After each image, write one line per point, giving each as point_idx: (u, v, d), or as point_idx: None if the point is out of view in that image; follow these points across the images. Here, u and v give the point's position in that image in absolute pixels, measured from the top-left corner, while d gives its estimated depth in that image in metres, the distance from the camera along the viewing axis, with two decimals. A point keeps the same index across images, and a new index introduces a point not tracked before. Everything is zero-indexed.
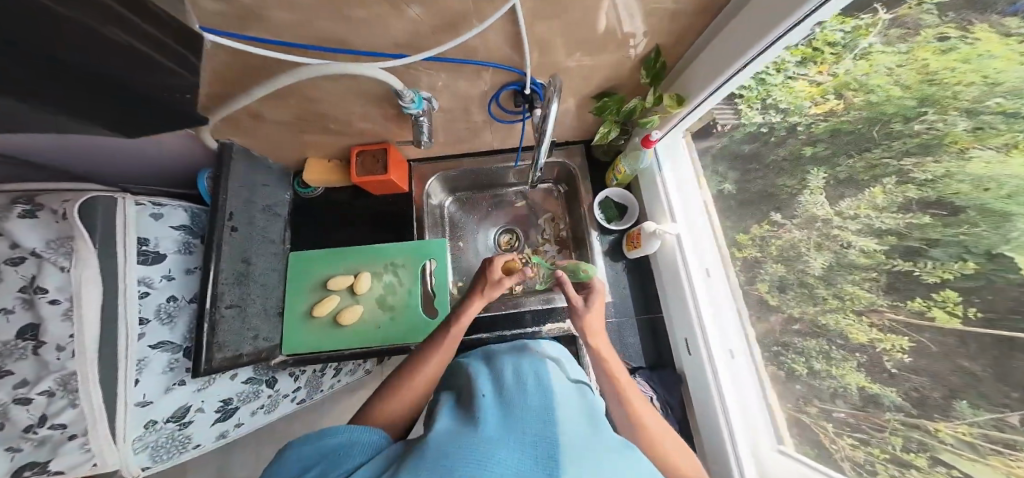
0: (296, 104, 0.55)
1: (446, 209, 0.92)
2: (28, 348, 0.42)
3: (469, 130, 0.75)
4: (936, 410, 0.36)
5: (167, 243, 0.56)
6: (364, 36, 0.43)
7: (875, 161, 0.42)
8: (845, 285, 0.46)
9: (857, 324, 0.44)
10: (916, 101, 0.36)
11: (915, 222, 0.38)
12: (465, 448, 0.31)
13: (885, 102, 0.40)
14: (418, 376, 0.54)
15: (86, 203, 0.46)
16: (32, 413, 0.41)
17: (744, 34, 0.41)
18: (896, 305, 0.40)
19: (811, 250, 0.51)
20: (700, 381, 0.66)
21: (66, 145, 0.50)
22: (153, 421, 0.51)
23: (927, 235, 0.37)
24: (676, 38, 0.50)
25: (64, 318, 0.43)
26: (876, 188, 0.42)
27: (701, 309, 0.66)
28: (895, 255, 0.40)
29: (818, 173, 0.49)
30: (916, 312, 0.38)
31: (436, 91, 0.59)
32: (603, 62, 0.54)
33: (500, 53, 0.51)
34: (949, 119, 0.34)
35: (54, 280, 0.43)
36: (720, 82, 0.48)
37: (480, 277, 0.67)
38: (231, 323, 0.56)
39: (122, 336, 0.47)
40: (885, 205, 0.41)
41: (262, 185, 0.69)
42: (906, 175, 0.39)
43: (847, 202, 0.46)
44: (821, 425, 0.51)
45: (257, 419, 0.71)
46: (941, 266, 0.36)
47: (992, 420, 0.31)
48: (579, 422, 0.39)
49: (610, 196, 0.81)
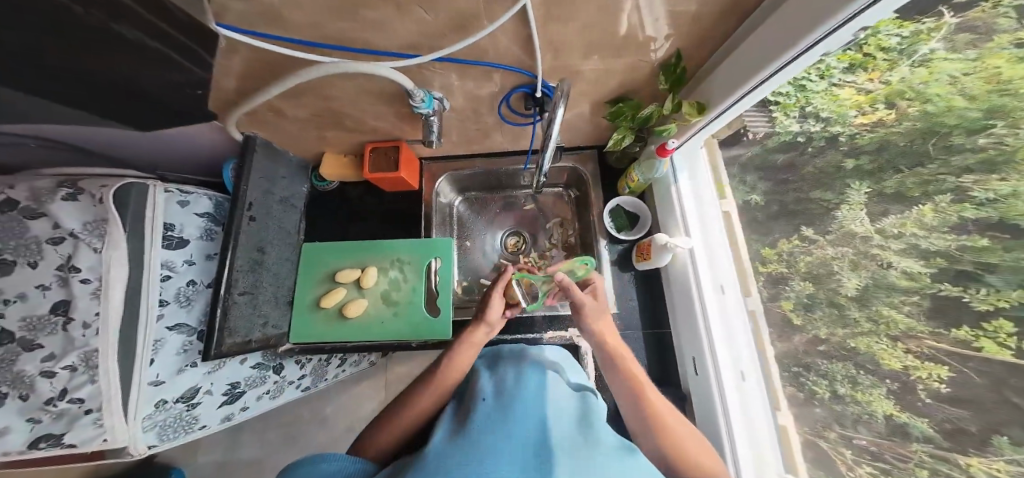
0: (313, 101, 0.57)
1: (455, 208, 0.92)
2: (59, 323, 0.46)
3: (480, 131, 0.74)
4: (972, 444, 0.33)
5: (191, 229, 0.59)
6: (375, 35, 0.43)
7: (930, 177, 0.37)
8: (881, 307, 0.42)
9: (890, 351, 0.41)
10: (983, 113, 0.31)
11: (969, 244, 0.33)
12: (466, 458, 0.32)
13: (944, 113, 0.35)
14: (407, 409, 0.55)
15: (121, 189, 0.50)
16: (54, 386, 0.45)
17: (776, 37, 0.37)
18: (937, 333, 0.36)
19: (845, 269, 0.47)
20: (707, 402, 0.63)
21: (100, 136, 0.54)
22: (164, 400, 0.54)
23: (982, 259, 0.33)
24: (698, 41, 0.47)
25: (92, 296, 0.46)
26: (926, 206, 0.38)
27: (712, 331, 0.63)
28: (943, 279, 0.36)
29: (860, 187, 0.45)
30: (962, 341, 0.34)
31: (446, 91, 0.59)
32: (619, 65, 0.52)
33: (511, 55, 0.50)
34: (1021, 133, 0.29)
35: (86, 260, 0.47)
36: (741, 92, 0.46)
37: (483, 308, 0.66)
38: (243, 309, 0.59)
39: (143, 316, 0.51)
40: (936, 223, 0.37)
41: (281, 178, 0.72)
42: (963, 193, 0.34)
43: (891, 219, 0.42)
44: (840, 452, 0.48)
45: (261, 403, 0.74)
46: (996, 294, 0.31)
47: None
48: (574, 430, 0.41)
49: (621, 204, 0.79)
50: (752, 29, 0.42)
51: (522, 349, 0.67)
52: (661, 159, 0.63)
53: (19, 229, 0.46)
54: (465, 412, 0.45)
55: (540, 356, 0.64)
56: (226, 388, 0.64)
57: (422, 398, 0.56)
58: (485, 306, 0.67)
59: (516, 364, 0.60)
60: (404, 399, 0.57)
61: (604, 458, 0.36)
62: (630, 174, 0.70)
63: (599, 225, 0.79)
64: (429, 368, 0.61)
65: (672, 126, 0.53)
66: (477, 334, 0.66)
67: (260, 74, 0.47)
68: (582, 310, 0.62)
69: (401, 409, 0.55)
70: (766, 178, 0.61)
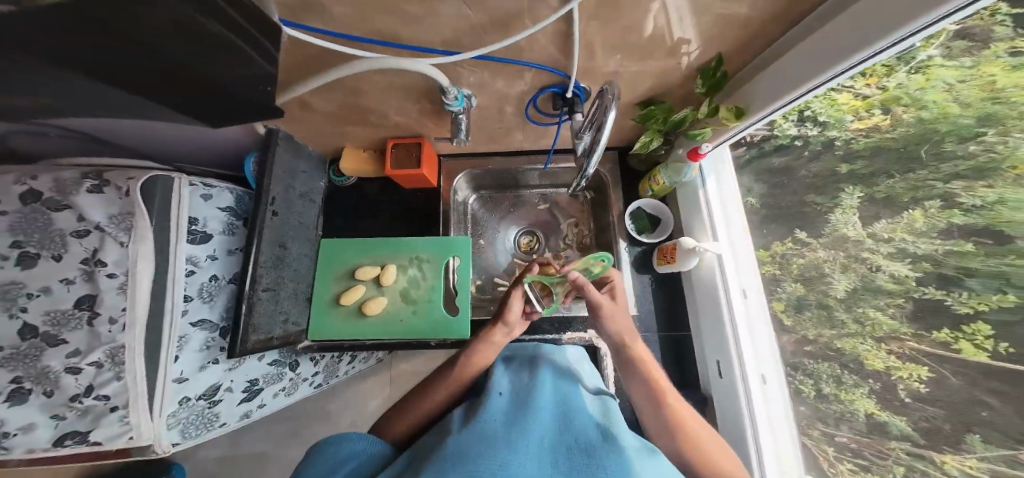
0: (341, 95, 0.56)
1: (470, 206, 0.91)
2: (83, 318, 0.46)
3: (502, 129, 0.73)
4: (945, 442, 0.40)
5: (214, 223, 0.59)
6: (414, 30, 0.42)
7: (920, 183, 0.43)
8: (867, 309, 0.49)
9: (875, 351, 0.48)
10: (975, 120, 0.37)
11: (954, 249, 0.39)
12: (485, 448, 0.36)
13: (939, 119, 0.40)
14: (422, 404, 0.58)
15: (148, 181, 0.51)
16: (81, 382, 0.45)
17: (839, 42, 0.36)
18: (919, 334, 0.43)
19: (836, 271, 0.54)
20: (731, 404, 0.63)
21: (115, 129, 0.52)
22: (187, 398, 0.54)
23: (965, 264, 0.38)
24: (738, 46, 0.47)
25: (119, 291, 0.47)
26: (915, 212, 0.43)
27: (739, 333, 0.63)
28: (927, 283, 0.42)
29: (853, 192, 0.51)
30: (941, 342, 0.40)
31: (475, 88, 0.58)
32: (651, 68, 0.52)
33: (547, 54, 0.49)
34: (1011, 141, 0.34)
35: (112, 255, 0.47)
36: (789, 99, 0.45)
37: (503, 310, 0.66)
38: (266, 305, 0.59)
39: (167, 313, 0.51)
40: (924, 229, 0.42)
41: (302, 172, 0.71)
42: (951, 199, 0.40)
43: (881, 224, 0.47)
44: (823, 449, 0.56)
45: (277, 401, 0.74)
46: (976, 297, 0.37)
47: (1003, 456, 0.34)
48: (587, 432, 0.44)
49: (642, 206, 0.79)
50: (801, 36, 0.43)
51: (536, 347, 0.70)
52: (692, 163, 0.63)
53: (43, 221, 0.46)
54: (480, 406, 0.48)
55: (551, 360, 0.66)
56: (245, 385, 0.64)
57: (435, 395, 0.59)
58: (505, 307, 0.66)
59: (533, 366, 0.62)
60: (418, 393, 0.61)
61: (617, 454, 0.38)
62: (656, 177, 0.70)
63: (619, 227, 0.79)
64: (444, 367, 0.65)
65: (709, 131, 0.54)
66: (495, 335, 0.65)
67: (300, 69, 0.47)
68: (604, 314, 0.60)
69: (415, 403, 0.59)
70: (762, 181, 0.68)
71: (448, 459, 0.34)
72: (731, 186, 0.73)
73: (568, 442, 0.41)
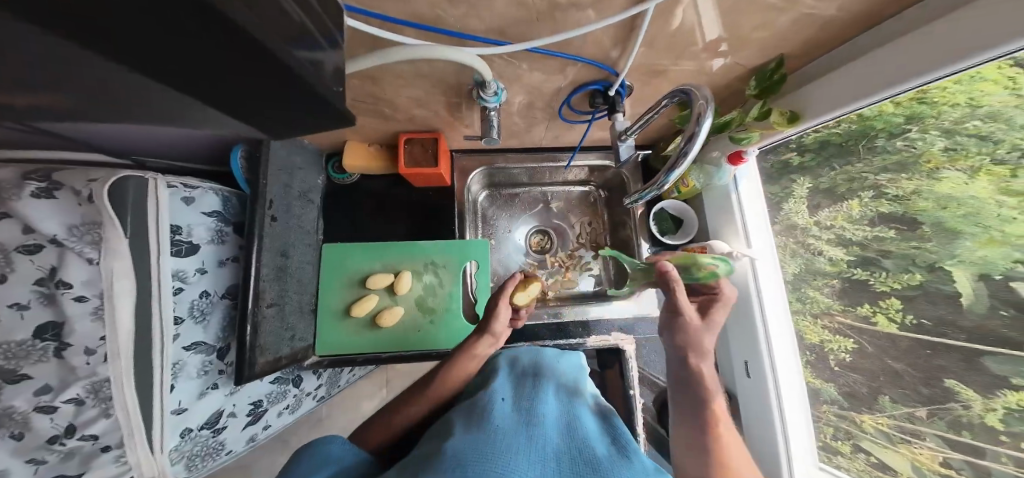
0: (358, 85, 0.49)
1: (480, 203, 0.84)
2: (49, 349, 0.39)
3: (526, 124, 0.68)
4: (864, 404, 0.57)
5: (200, 231, 0.52)
6: (464, 13, 0.36)
7: (856, 175, 0.56)
8: (808, 289, 0.64)
9: (813, 326, 0.63)
10: (903, 119, 0.48)
11: (880, 235, 0.54)
12: (488, 459, 0.37)
13: (876, 116, 0.49)
14: (404, 411, 0.57)
15: (116, 184, 0.42)
16: (58, 423, 0.40)
17: (934, 49, 0.36)
18: (846, 310, 0.58)
19: (786, 258, 0.67)
20: (757, 404, 0.66)
21: (100, 131, 0.43)
22: (188, 429, 0.52)
23: (883, 247, 0.53)
24: (804, 48, 0.47)
25: (93, 317, 0.39)
26: (853, 201, 0.57)
27: (770, 337, 0.65)
28: (856, 266, 0.57)
29: (803, 183, 0.64)
30: (864, 316, 0.56)
31: (509, 81, 0.53)
32: (704, 64, 0.50)
33: (600, 48, 0.45)
34: (928, 139, 0.47)
35: (79, 274, 0.39)
36: (856, 105, 0.46)
37: (488, 320, 0.64)
38: (271, 323, 0.55)
39: (156, 338, 0.45)
40: (858, 216, 0.56)
41: (299, 169, 0.63)
42: (880, 190, 0.53)
43: (824, 212, 0.61)
44: None
45: (282, 419, 0.73)
46: (893, 277, 0.53)
47: (905, 413, 0.52)
48: (592, 446, 0.44)
49: (665, 208, 0.79)
50: (879, 40, 0.42)
51: (537, 350, 0.67)
52: (729, 166, 0.65)
53: None
54: (485, 409, 0.48)
55: (556, 369, 0.61)
56: (249, 407, 0.63)
57: (420, 403, 0.58)
58: (492, 318, 0.65)
59: (537, 374, 0.59)
60: (400, 403, 0.59)
61: (624, 472, 0.39)
62: (687, 179, 0.70)
63: (642, 228, 0.79)
64: (426, 377, 0.62)
65: (757, 135, 0.55)
66: (478, 346, 0.63)
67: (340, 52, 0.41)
68: (686, 324, 0.61)
69: (397, 409, 0.57)
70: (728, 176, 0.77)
71: (452, 467, 0.35)
72: (756, 177, 0.70)
73: (573, 455, 0.42)
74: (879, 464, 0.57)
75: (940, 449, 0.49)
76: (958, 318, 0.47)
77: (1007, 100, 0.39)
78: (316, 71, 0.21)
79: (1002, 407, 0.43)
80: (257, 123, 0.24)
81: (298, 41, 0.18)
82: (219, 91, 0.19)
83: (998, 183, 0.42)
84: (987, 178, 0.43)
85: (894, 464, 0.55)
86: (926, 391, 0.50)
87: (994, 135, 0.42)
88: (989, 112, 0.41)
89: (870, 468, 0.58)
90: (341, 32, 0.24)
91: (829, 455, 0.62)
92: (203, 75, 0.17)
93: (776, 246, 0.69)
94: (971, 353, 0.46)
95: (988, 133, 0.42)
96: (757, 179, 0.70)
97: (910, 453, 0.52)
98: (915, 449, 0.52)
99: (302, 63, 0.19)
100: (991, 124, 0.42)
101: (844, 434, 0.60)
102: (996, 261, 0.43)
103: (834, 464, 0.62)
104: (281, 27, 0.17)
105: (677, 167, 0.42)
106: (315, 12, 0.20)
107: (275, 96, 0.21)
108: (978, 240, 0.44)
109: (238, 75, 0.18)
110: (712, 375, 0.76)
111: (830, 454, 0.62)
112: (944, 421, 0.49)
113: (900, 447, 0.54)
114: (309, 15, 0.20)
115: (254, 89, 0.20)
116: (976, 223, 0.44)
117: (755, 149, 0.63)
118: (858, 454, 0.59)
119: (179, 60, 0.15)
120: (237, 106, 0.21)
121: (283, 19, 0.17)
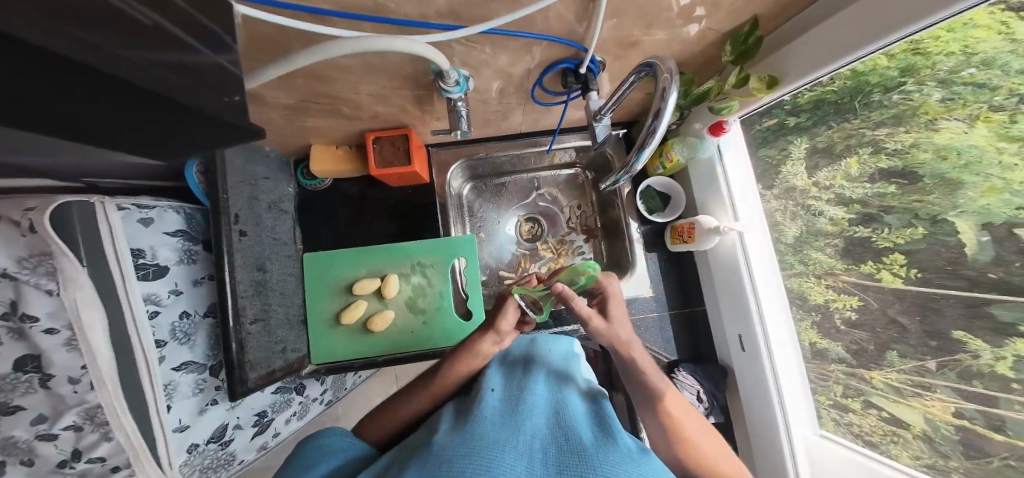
0: (306, 85, 0.46)
1: (464, 197, 0.82)
2: (35, 380, 0.38)
3: (500, 111, 0.65)
4: (873, 361, 0.56)
5: (165, 252, 0.51)
6: (407, 2, 0.34)
7: (853, 131, 0.54)
8: (810, 251, 0.63)
9: (817, 287, 0.62)
10: (898, 73, 0.46)
11: (881, 190, 0.51)
12: (475, 456, 0.36)
13: (871, 72, 0.47)
14: (399, 405, 0.56)
15: (59, 211, 0.39)
16: (63, 448, 0.40)
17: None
18: (850, 269, 0.57)
19: (786, 219, 0.66)
20: (756, 375, 0.67)
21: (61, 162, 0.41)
22: (194, 444, 0.53)
23: (884, 204, 0.51)
24: (778, 6, 0.44)
25: (68, 348, 0.38)
26: (852, 160, 0.54)
27: (763, 310, 0.65)
28: (857, 224, 0.55)
29: (799, 144, 0.61)
30: (868, 273, 0.54)
31: (474, 68, 0.50)
32: (679, 31, 0.47)
33: (563, 24, 0.42)
34: (925, 90, 0.44)
35: (42, 306, 0.37)
36: (832, 67, 0.44)
37: (495, 315, 0.60)
38: (258, 338, 0.54)
39: (141, 363, 0.44)
40: (857, 174, 0.54)
41: (263, 178, 0.61)
42: (878, 146, 0.51)
43: (823, 172, 0.59)
44: None
45: (291, 425, 0.74)
46: (896, 233, 0.51)
47: (916, 367, 0.51)
48: (578, 431, 0.43)
49: (653, 185, 0.77)
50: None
51: (530, 337, 0.66)
52: (712, 137, 0.63)
53: None
54: (473, 406, 0.47)
55: (545, 356, 0.61)
56: (253, 419, 0.63)
57: (416, 398, 0.56)
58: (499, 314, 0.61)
59: (525, 362, 0.58)
60: (396, 397, 0.57)
61: (610, 456, 0.39)
62: (670, 152, 0.68)
63: (629, 208, 0.77)
64: (422, 376, 0.60)
65: (735, 103, 0.53)
66: (483, 344, 0.59)
67: (261, 49, 0.38)
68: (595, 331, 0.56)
69: (395, 404, 0.56)
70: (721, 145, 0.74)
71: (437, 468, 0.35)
72: (739, 145, 0.69)
73: (561, 442, 0.41)
74: (890, 419, 0.55)
75: (950, 399, 0.48)
76: (960, 267, 0.45)
77: (1000, 45, 0.37)
78: (203, 79, 0.19)
79: (1011, 354, 0.41)
80: (152, 140, 0.19)
81: (172, 61, 0.16)
82: (147, 113, 0.17)
83: (998, 131, 0.39)
84: (985, 125, 0.40)
85: (905, 417, 0.53)
86: (934, 343, 0.49)
87: (989, 83, 0.39)
88: (984, 59, 0.38)
89: (883, 424, 0.56)
90: (231, 33, 0.22)
91: (840, 411, 0.62)
92: (129, 94, 0.15)
93: (765, 212, 0.69)
94: (976, 302, 0.44)
95: (984, 82, 0.39)
96: (742, 144, 0.70)
97: (922, 406, 0.51)
98: (927, 401, 0.50)
99: (177, 73, 0.16)
100: (987, 73, 0.39)
101: (854, 391, 0.60)
102: (998, 210, 0.41)
103: (845, 421, 0.61)
104: (146, 42, 0.15)
105: (646, 146, 0.40)
106: (185, 12, 0.18)
107: (201, 119, 0.19)
108: (978, 189, 0.42)
109: (145, 98, 0.15)
110: (711, 349, 0.77)
111: (841, 410, 0.62)
112: (952, 372, 0.47)
113: (911, 400, 0.52)
114: (179, 20, 0.17)
115: (167, 109, 0.17)
116: (977, 172, 0.42)
117: (736, 118, 0.62)
118: (870, 411, 0.58)
119: (94, 86, 0.13)
120: (143, 123, 0.18)
121: (142, 32, 0.15)
